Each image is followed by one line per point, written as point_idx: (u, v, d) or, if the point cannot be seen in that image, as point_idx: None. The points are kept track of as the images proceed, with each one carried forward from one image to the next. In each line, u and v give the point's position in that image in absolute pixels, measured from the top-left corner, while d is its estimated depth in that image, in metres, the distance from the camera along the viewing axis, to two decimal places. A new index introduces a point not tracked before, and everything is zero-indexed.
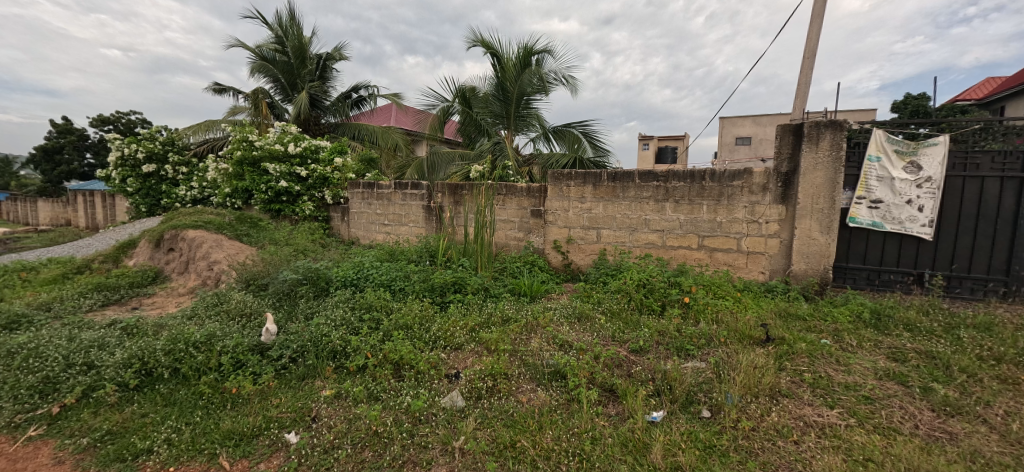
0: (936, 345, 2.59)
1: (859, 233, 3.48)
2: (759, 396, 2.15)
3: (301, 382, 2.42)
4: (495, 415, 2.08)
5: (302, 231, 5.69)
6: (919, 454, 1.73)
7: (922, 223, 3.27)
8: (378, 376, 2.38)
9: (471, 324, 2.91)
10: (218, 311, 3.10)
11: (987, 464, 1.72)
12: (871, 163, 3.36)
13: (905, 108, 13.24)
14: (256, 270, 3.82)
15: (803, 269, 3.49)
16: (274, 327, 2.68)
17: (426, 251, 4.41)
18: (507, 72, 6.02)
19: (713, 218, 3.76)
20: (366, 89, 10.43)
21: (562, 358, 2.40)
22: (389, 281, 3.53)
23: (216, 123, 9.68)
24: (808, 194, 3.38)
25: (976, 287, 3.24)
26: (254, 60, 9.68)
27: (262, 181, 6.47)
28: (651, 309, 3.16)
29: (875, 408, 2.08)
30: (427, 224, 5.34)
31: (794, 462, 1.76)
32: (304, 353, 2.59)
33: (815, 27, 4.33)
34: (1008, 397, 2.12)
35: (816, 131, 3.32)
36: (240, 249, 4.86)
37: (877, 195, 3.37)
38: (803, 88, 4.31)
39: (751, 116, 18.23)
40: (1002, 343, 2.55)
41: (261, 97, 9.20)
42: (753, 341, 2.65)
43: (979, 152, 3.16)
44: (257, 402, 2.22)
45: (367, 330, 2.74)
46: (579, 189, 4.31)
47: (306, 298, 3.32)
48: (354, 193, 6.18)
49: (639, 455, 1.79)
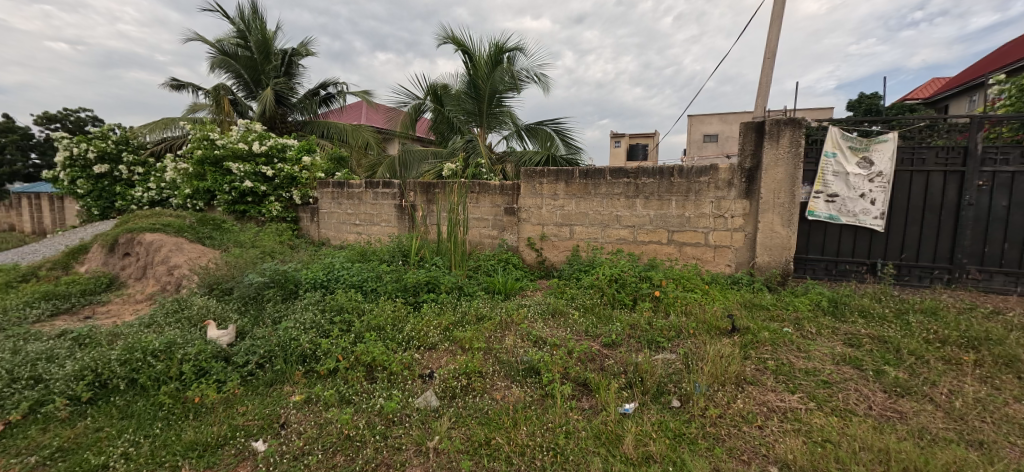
0: (888, 330, 2.75)
1: (817, 225, 3.65)
2: (725, 384, 2.22)
3: (269, 389, 2.35)
4: (469, 413, 2.07)
5: (269, 232, 5.51)
6: (873, 433, 1.83)
7: (874, 215, 3.46)
8: (350, 379, 2.34)
9: (445, 323, 2.89)
10: (179, 318, 2.97)
11: (934, 439, 1.84)
12: (828, 159, 3.53)
13: (860, 106, 13.94)
14: (220, 273, 3.68)
15: (765, 261, 3.63)
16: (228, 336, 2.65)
17: (398, 250, 4.35)
18: (478, 69, 5.99)
19: (682, 213, 3.86)
20: (336, 86, 10.17)
21: (536, 354, 2.41)
22: (360, 282, 3.46)
23: (174, 121, 9.24)
24: (770, 189, 3.52)
25: (923, 275, 3.45)
26: (213, 55, 9.27)
27: (226, 181, 6.24)
28: (623, 303, 3.22)
29: (833, 391, 2.19)
30: (399, 223, 5.28)
31: (758, 446, 1.83)
32: (272, 358, 2.51)
33: (775, 28, 4.50)
34: (951, 376, 2.28)
35: (777, 128, 3.45)
36: (202, 252, 4.65)
37: (834, 189, 3.54)
38: (765, 87, 4.47)
39: (718, 114, 18.80)
40: (946, 327, 2.72)
41: (223, 94, 8.83)
42: (720, 332, 2.74)
43: (925, 148, 3.36)
44: (222, 410, 2.14)
45: (337, 332, 2.68)
46: (551, 186, 4.34)
47: (274, 302, 3.22)
48: (323, 193, 6.02)
49: (611, 447, 1.83)
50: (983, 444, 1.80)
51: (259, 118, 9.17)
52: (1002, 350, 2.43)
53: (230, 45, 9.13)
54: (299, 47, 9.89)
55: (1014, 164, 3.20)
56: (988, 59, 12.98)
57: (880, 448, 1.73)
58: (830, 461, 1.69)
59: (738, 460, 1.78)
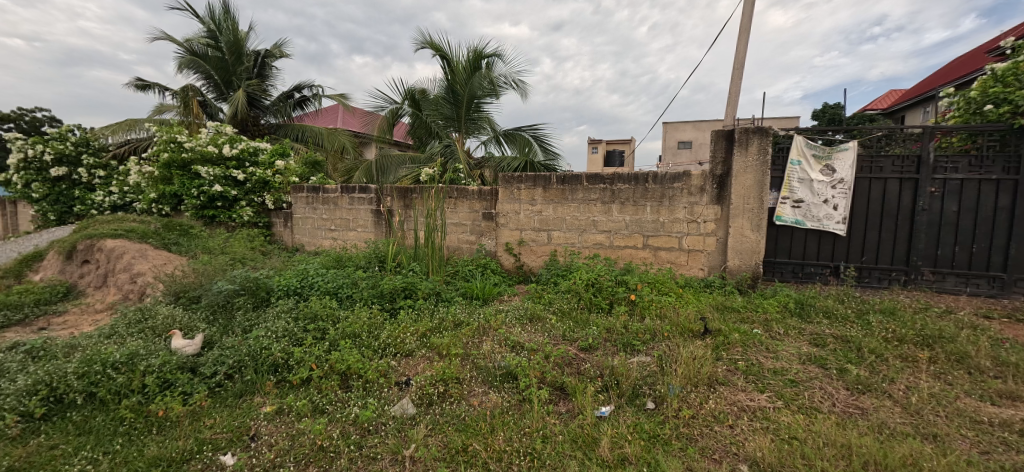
0: (850, 330, 2.88)
1: (784, 230, 3.80)
2: (698, 385, 2.28)
3: (238, 400, 2.27)
4: (447, 420, 2.06)
5: (240, 238, 5.34)
6: (836, 429, 1.91)
7: (837, 220, 3.62)
8: (323, 388, 2.29)
9: (422, 330, 2.87)
10: (142, 328, 2.85)
11: (893, 434, 1.93)
12: (794, 167, 3.69)
13: (823, 116, 14.60)
14: (187, 281, 3.54)
15: (736, 265, 3.75)
16: (192, 344, 2.55)
17: (375, 256, 4.28)
18: (457, 75, 6.01)
19: (656, 218, 3.95)
20: (311, 89, 9.99)
21: (513, 359, 2.42)
22: (335, 289, 3.40)
23: (139, 123, 8.87)
24: (740, 195, 3.64)
25: (882, 276, 3.63)
26: (182, 55, 8.96)
27: (194, 185, 6.03)
28: (600, 307, 3.27)
29: (800, 390, 2.27)
30: (376, 229, 5.21)
31: (729, 444, 1.89)
32: (241, 368, 2.43)
33: (743, 41, 4.67)
34: (908, 373, 2.41)
35: (746, 136, 3.58)
36: (168, 259, 4.48)
37: (799, 195, 3.69)
38: (734, 96, 4.63)
39: (692, 122, 19.34)
40: (904, 326, 2.86)
41: (192, 95, 8.55)
42: (693, 335, 2.80)
43: (883, 156, 3.54)
44: (188, 424, 2.06)
45: (311, 341, 2.61)
46: (529, 191, 4.37)
47: (244, 310, 3.12)
48: (297, 198, 5.87)
49: (588, 449, 1.85)
50: (937, 436, 1.91)
51: (230, 121, 8.91)
52: (954, 347, 2.58)
53: (200, 44, 8.85)
54: (272, 49, 9.66)
55: (963, 172, 3.40)
56: (938, 73, 13.86)
57: (843, 444, 1.81)
58: (797, 457, 1.75)
59: (709, 459, 1.83)
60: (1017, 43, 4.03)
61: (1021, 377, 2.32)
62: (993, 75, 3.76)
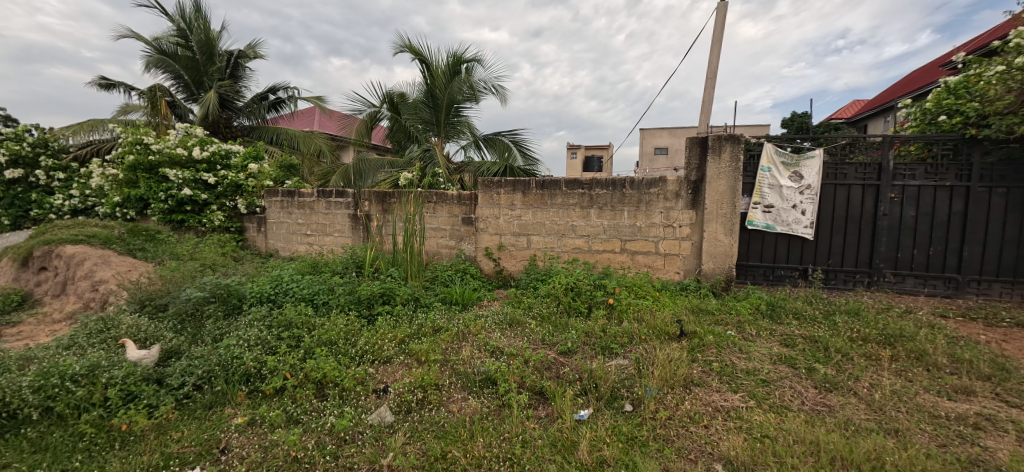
0: (818, 330, 3.00)
1: (755, 234, 3.93)
2: (674, 387, 2.32)
3: (207, 412, 2.19)
4: (425, 427, 2.04)
5: (211, 243, 5.16)
6: (805, 427, 1.98)
7: (805, 225, 3.76)
8: (298, 397, 2.23)
9: (401, 336, 2.83)
10: (104, 338, 2.72)
11: (858, 430, 2.01)
12: (764, 173, 3.82)
13: (792, 124, 15.17)
14: (153, 289, 3.40)
15: (710, 268, 3.84)
16: (151, 355, 2.45)
17: (352, 262, 4.21)
18: (436, 79, 6.00)
19: (634, 223, 4.02)
20: (286, 91, 9.78)
21: (492, 364, 2.41)
22: (311, 295, 3.32)
23: (102, 123, 8.49)
24: (713, 200, 3.75)
25: (847, 278, 3.79)
26: (149, 53, 8.63)
27: (161, 188, 5.80)
28: (578, 311, 3.30)
29: (771, 389, 2.34)
30: (353, 234, 5.13)
31: (704, 444, 1.94)
32: (211, 379, 2.35)
33: (716, 51, 4.83)
34: (872, 371, 2.52)
35: (718, 143, 3.69)
36: (133, 266, 4.29)
37: (769, 200, 3.82)
38: (708, 104, 4.77)
39: (668, 128, 19.81)
40: (868, 325, 2.99)
41: (160, 95, 8.24)
42: (669, 337, 2.86)
43: (847, 164, 3.70)
44: (153, 438, 1.97)
45: (285, 349, 2.55)
46: (508, 196, 4.39)
47: (215, 318, 3.01)
48: (272, 202, 5.73)
49: (567, 453, 1.86)
50: (898, 431, 2.00)
51: (200, 123, 8.62)
52: (913, 345, 2.71)
53: (169, 43, 8.55)
54: (246, 49, 9.42)
55: (920, 179, 3.59)
56: (896, 84, 14.62)
57: (812, 441, 1.87)
58: (768, 455, 1.81)
59: (685, 459, 1.87)
60: (967, 58, 4.29)
61: (974, 373, 2.46)
62: (946, 88, 4.00)
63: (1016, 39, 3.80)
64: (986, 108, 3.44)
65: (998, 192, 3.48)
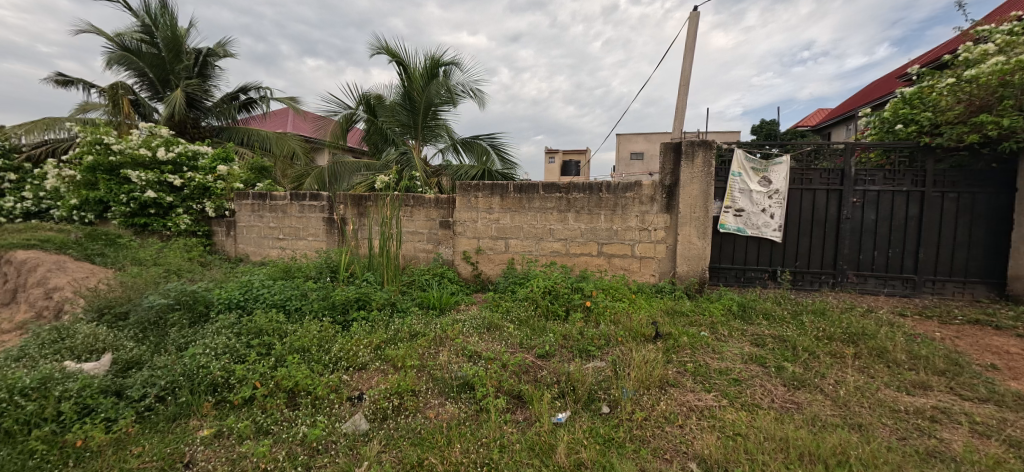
0: (786, 329, 3.10)
1: (727, 237, 4.04)
2: (650, 388, 2.36)
3: (171, 425, 2.09)
4: (402, 435, 2.00)
5: (176, 248, 4.95)
6: (775, 424, 2.04)
7: (774, 228, 3.89)
8: (268, 407, 2.16)
9: (377, 342, 2.78)
10: (57, 348, 2.56)
11: (824, 425, 2.09)
12: (735, 178, 3.94)
13: (761, 131, 15.73)
14: (113, 296, 3.23)
15: (684, 270, 3.93)
16: (104, 362, 2.40)
17: (326, 266, 4.11)
18: (414, 82, 5.96)
19: (610, 226, 4.08)
20: (258, 91, 9.51)
21: (470, 369, 2.39)
22: (283, 301, 3.23)
23: (59, 122, 8.06)
24: (687, 204, 3.84)
25: (814, 279, 3.94)
26: (111, 50, 8.26)
27: (123, 190, 5.54)
28: (556, 315, 3.31)
29: (743, 388, 2.40)
30: (328, 238, 5.02)
31: (679, 444, 1.97)
32: (175, 390, 2.25)
33: (689, 59, 4.96)
34: (837, 368, 2.62)
35: (692, 149, 3.79)
36: (91, 272, 4.07)
37: (740, 204, 3.94)
38: (681, 111, 4.90)
39: (644, 134, 20.22)
40: (833, 325, 3.12)
41: (122, 93, 7.89)
42: (646, 339, 2.90)
43: (812, 170, 3.86)
44: (112, 454, 1.87)
45: (254, 357, 2.46)
46: (486, 200, 4.38)
47: (180, 326, 2.89)
48: (242, 205, 5.55)
49: (545, 457, 1.86)
50: (862, 426, 2.08)
51: (166, 122, 8.28)
52: (874, 342, 2.83)
53: (133, 40, 8.20)
54: (216, 48, 9.12)
55: (879, 184, 3.78)
56: (857, 95, 15.38)
57: (781, 438, 1.93)
58: (740, 453, 1.86)
59: (661, 459, 1.90)
60: (921, 70, 4.55)
61: (930, 368, 2.59)
62: (902, 99, 4.23)
63: (964, 53, 4.06)
64: (939, 117, 3.66)
65: (949, 197, 3.69)
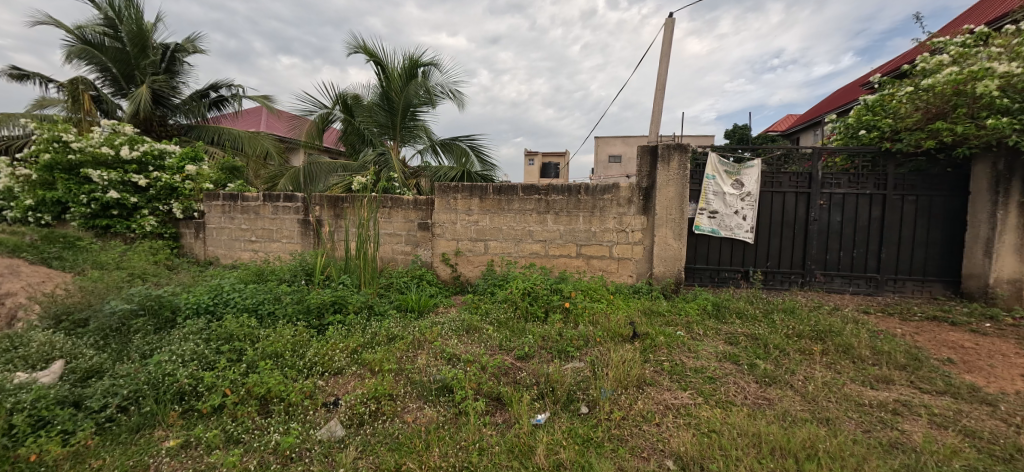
0: (758, 328, 3.20)
1: (702, 238, 4.14)
2: (628, 387, 2.39)
3: (134, 436, 2.00)
4: (378, 440, 1.97)
5: (141, 251, 4.74)
6: (748, 420, 2.10)
7: (746, 229, 4.01)
8: (239, 415, 2.09)
9: (353, 346, 2.73)
10: (8, 358, 2.41)
11: (794, 419, 2.16)
12: (709, 181, 4.04)
13: (734, 135, 16.20)
14: (71, 302, 3.07)
15: (661, 271, 4.00)
16: (59, 372, 2.26)
17: (301, 269, 4.02)
18: (392, 82, 5.89)
19: (589, 227, 4.12)
20: (229, 88, 9.22)
21: (449, 372, 2.37)
22: (255, 305, 3.13)
23: (12, 118, 7.62)
24: (663, 206, 3.92)
25: (784, 279, 4.07)
26: (71, 43, 7.86)
27: (83, 190, 5.28)
28: (535, 316, 3.32)
29: (717, 386, 2.46)
30: (303, 240, 4.91)
31: (656, 442, 2.00)
32: (139, 399, 2.15)
33: (664, 64, 5.07)
34: (805, 364, 2.71)
35: (668, 152, 3.87)
36: (47, 277, 3.86)
37: (714, 206, 4.04)
38: (657, 115, 5.00)
39: (622, 138, 20.55)
40: (802, 322, 3.23)
41: (83, 88, 7.52)
42: (623, 339, 2.94)
43: (782, 173, 4.00)
44: (69, 468, 1.77)
45: (224, 364, 2.38)
46: (465, 201, 4.36)
47: (144, 333, 2.76)
48: (212, 206, 5.36)
49: (524, 459, 1.86)
50: (829, 420, 2.16)
51: (130, 120, 7.93)
52: (840, 339, 2.95)
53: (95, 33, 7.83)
54: (185, 43, 8.81)
55: (844, 187, 3.94)
56: (823, 101, 16.02)
57: (753, 433, 1.98)
58: (715, 449, 1.90)
59: (638, 457, 1.93)
60: (882, 79, 4.77)
61: (892, 363, 2.71)
62: (864, 106, 4.42)
63: (921, 63, 4.28)
64: (899, 124, 3.87)
65: (909, 200, 3.88)
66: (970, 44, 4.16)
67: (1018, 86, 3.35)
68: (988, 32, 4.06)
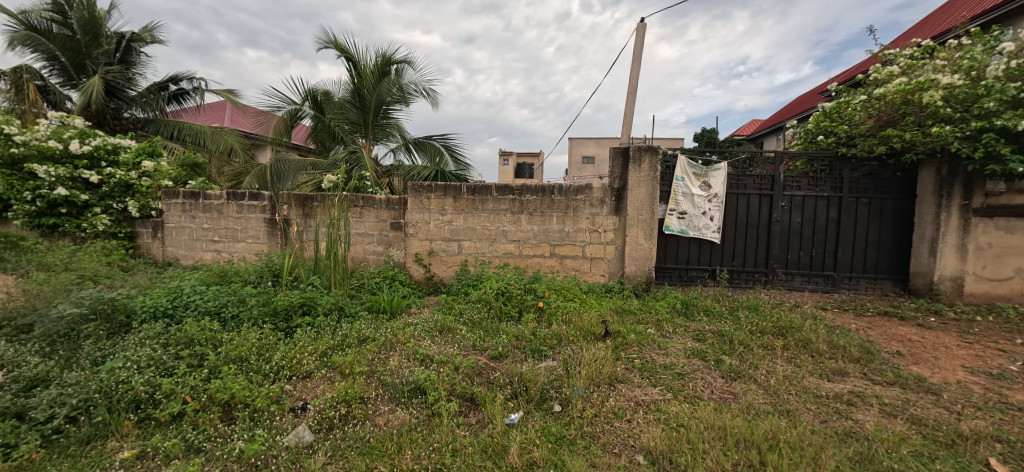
0: (724, 325, 3.32)
1: (671, 238, 4.26)
2: (600, 385, 2.43)
3: (84, 448, 1.89)
4: (349, 444, 1.93)
5: (93, 251, 4.47)
6: (714, 414, 2.17)
7: (713, 229, 4.15)
8: (200, 422, 2.00)
9: (323, 348, 2.66)
10: None
11: (756, 412, 2.25)
12: (678, 183, 4.15)
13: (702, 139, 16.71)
14: (13, 307, 2.86)
15: (632, 270, 4.09)
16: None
17: (268, 270, 3.89)
18: (364, 79, 5.77)
19: (562, 227, 4.16)
20: (190, 81, 8.80)
21: (421, 373, 2.34)
22: (218, 308, 3.01)
23: None
24: (634, 207, 4.01)
25: (748, 278, 4.24)
26: (14, 28, 7.32)
27: (27, 187, 4.94)
28: (509, 316, 3.33)
29: (685, 382, 2.54)
30: (270, 240, 4.75)
31: (627, 438, 2.05)
32: (90, 409, 2.02)
33: (636, 68, 5.18)
34: (768, 359, 2.83)
35: (639, 154, 3.95)
36: None
37: (683, 207, 4.16)
38: (629, 117, 5.10)
39: (595, 139, 20.87)
40: (765, 319, 3.37)
41: (27, 77, 7.02)
42: (595, 337, 2.99)
43: (747, 175, 4.16)
44: None
45: (184, 369, 2.27)
46: (439, 201, 4.33)
47: (95, 338, 2.61)
48: (171, 205, 5.11)
49: (497, 459, 1.86)
50: (789, 412, 2.27)
51: (81, 112, 7.47)
52: (800, 335, 3.09)
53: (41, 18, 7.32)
54: (141, 32, 8.35)
55: (804, 189, 4.13)
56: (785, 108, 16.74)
57: (719, 426, 2.06)
58: (683, 443, 1.96)
59: (610, 453, 1.97)
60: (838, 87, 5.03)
61: (847, 357, 2.87)
62: (823, 112, 4.67)
63: (874, 73, 4.55)
64: (854, 130, 4.13)
65: (862, 202, 4.10)
66: (918, 56, 4.46)
67: (959, 97, 3.60)
68: (933, 46, 4.36)
